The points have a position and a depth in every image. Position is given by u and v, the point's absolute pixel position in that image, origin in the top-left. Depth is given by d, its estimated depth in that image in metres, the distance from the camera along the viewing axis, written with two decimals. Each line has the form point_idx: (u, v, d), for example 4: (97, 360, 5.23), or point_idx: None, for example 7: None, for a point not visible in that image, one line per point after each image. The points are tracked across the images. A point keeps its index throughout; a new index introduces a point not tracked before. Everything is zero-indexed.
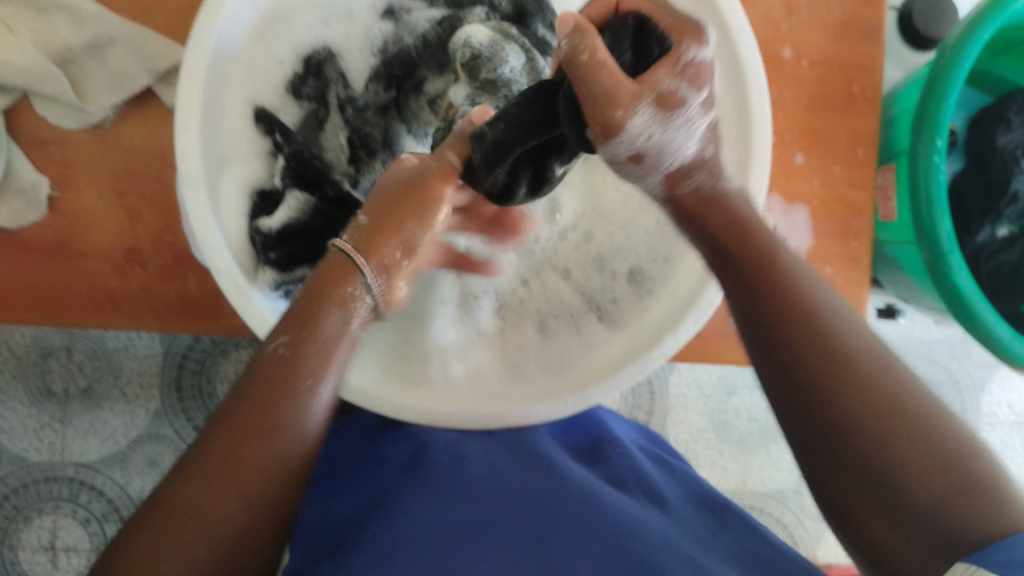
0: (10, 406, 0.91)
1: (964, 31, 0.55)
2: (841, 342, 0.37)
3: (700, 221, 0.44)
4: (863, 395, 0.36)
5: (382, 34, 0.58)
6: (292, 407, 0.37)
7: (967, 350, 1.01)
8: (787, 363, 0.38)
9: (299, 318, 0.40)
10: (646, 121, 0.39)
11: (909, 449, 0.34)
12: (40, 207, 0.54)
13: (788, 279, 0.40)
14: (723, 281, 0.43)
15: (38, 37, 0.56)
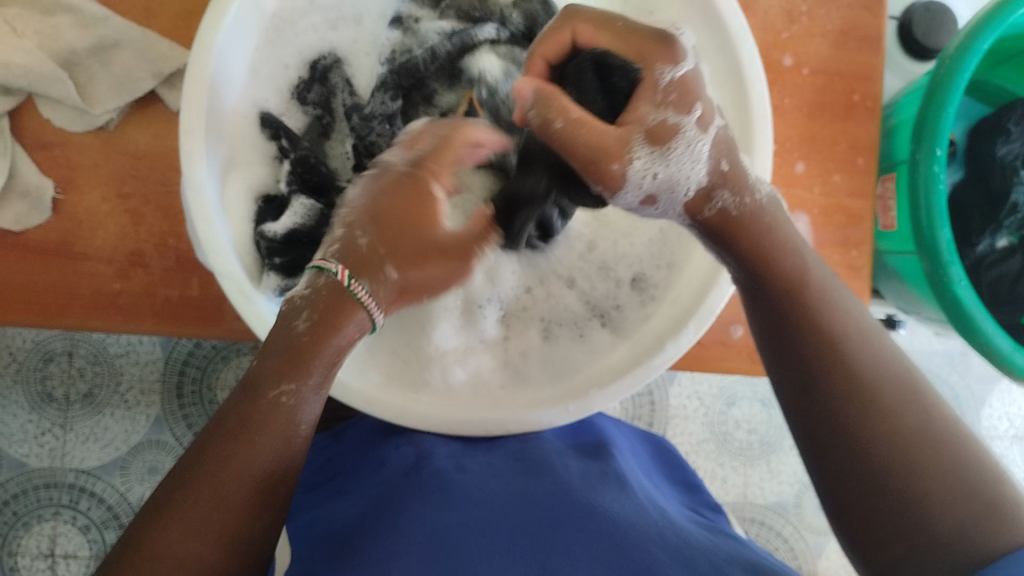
0: (11, 412, 0.91)
1: (964, 41, 0.55)
2: (867, 377, 0.40)
3: (725, 237, 0.41)
4: (889, 423, 0.38)
5: (389, 44, 0.57)
6: (269, 426, 0.39)
7: (967, 362, 1.01)
8: (818, 397, 0.40)
9: (290, 361, 0.40)
10: (646, 161, 0.39)
11: (936, 480, 0.37)
12: (44, 210, 0.54)
13: (816, 310, 0.41)
14: (748, 308, 0.44)
15: (43, 38, 0.56)
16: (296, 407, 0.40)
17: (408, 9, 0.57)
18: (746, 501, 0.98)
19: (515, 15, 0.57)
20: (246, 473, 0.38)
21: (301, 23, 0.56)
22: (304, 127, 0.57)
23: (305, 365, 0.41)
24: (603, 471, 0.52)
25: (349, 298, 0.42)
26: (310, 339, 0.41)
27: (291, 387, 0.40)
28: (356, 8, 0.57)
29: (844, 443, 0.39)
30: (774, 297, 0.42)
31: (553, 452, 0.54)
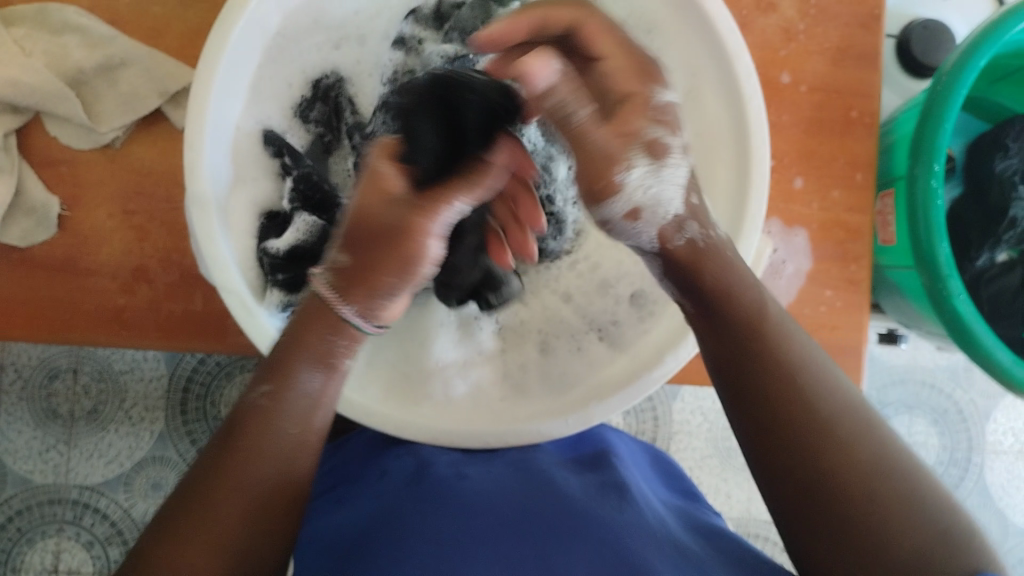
0: (17, 428, 0.92)
1: (959, 58, 0.56)
2: (816, 396, 0.39)
3: (691, 271, 0.43)
4: (848, 451, 0.38)
5: (392, 65, 0.57)
6: (266, 430, 0.39)
7: (971, 378, 1.01)
8: (765, 415, 0.40)
9: (275, 364, 0.41)
10: (644, 173, 0.41)
11: (888, 506, 0.36)
12: (50, 226, 0.55)
13: (768, 334, 0.41)
14: (705, 340, 0.44)
15: (51, 59, 0.57)
16: (279, 409, 0.40)
17: (411, 29, 0.58)
18: (750, 517, 0.99)
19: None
20: (241, 480, 0.38)
21: (304, 43, 0.56)
22: (307, 144, 0.57)
23: (289, 369, 0.41)
24: (604, 482, 0.52)
25: (336, 318, 0.41)
26: (294, 343, 0.41)
27: (270, 387, 0.40)
28: (359, 29, 0.58)
29: (789, 461, 0.39)
30: (732, 320, 0.42)
31: (548, 464, 0.54)
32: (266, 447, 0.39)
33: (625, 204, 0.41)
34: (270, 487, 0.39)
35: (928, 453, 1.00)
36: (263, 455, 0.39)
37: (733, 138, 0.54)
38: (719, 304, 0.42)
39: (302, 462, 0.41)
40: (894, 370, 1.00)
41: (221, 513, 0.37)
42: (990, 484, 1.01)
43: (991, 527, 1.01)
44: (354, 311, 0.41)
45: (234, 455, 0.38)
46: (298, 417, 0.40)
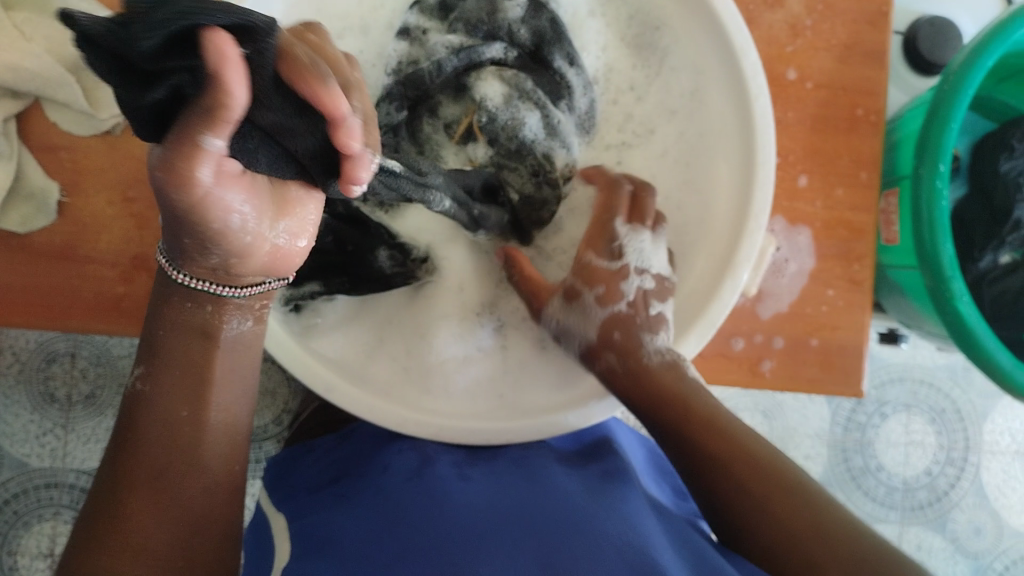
0: (14, 412, 0.92)
1: (967, 58, 0.56)
2: (742, 438, 0.47)
3: (629, 369, 0.49)
4: (777, 486, 0.44)
5: (397, 55, 0.55)
6: (159, 412, 0.39)
7: (970, 378, 1.00)
8: (723, 484, 0.45)
9: (149, 347, 0.40)
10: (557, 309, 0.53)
11: (807, 502, 0.43)
12: (49, 212, 0.55)
13: (706, 412, 0.48)
14: (660, 433, 0.49)
15: (51, 43, 0.56)
16: (154, 392, 0.40)
17: (416, 19, 0.55)
18: None
19: (523, 32, 0.55)
20: (151, 467, 0.39)
21: None
22: None
23: (157, 350, 0.40)
24: (607, 472, 0.53)
25: (204, 293, 0.39)
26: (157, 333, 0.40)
27: (146, 373, 0.40)
28: (364, 19, 0.57)
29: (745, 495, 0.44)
30: (669, 408, 0.48)
31: (549, 459, 0.54)
32: (161, 437, 0.39)
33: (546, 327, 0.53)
34: (177, 476, 0.39)
35: (924, 451, 1.00)
36: (162, 445, 0.39)
37: (738, 135, 0.54)
38: (652, 401, 0.48)
39: (212, 447, 0.41)
40: (893, 367, 1.00)
41: (134, 518, 0.37)
42: (986, 485, 1.01)
43: (986, 527, 1.00)
44: (198, 281, 0.38)
45: (138, 451, 0.39)
46: (186, 399, 0.40)
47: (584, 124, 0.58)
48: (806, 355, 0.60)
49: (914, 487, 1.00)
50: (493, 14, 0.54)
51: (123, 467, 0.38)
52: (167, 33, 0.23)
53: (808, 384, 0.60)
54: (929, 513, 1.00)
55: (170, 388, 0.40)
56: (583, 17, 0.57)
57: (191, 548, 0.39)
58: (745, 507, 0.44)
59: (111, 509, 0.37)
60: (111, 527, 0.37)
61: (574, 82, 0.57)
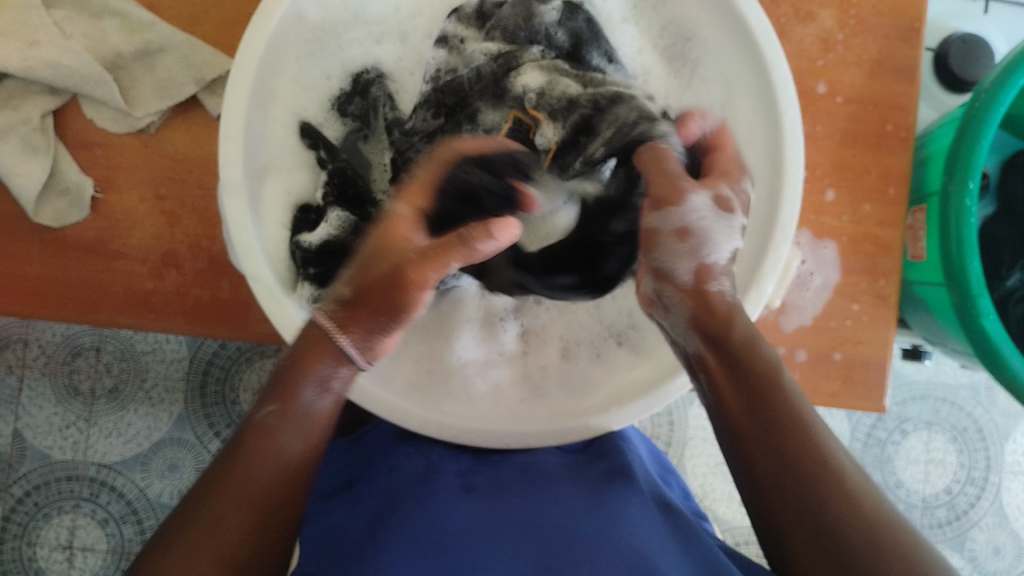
0: (38, 403, 0.93)
1: (999, 75, 0.55)
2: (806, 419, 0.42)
3: (712, 325, 0.45)
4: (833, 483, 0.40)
5: (435, 62, 0.56)
6: (280, 445, 0.40)
7: (993, 397, 1.00)
8: (766, 476, 0.41)
9: (283, 386, 0.41)
10: (704, 205, 0.46)
11: (863, 514, 0.39)
12: (82, 207, 0.55)
13: (777, 387, 0.43)
14: (723, 395, 0.44)
15: (90, 42, 0.57)
16: (281, 429, 0.40)
17: (454, 27, 0.56)
18: None
19: (560, 35, 0.55)
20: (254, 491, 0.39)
21: (346, 34, 0.56)
22: (341, 138, 0.56)
23: (293, 392, 0.41)
24: (609, 470, 0.53)
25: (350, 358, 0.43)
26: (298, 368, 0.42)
27: (277, 407, 0.41)
28: (401, 26, 0.58)
29: (789, 491, 0.40)
30: (754, 375, 0.43)
31: (556, 466, 0.54)
32: (272, 464, 0.40)
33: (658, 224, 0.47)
34: (273, 505, 0.39)
35: (945, 469, 0.99)
36: (265, 475, 0.40)
37: (766, 146, 0.54)
38: (735, 366, 0.44)
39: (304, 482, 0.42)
40: (915, 386, 0.99)
41: (223, 535, 0.38)
42: (1007, 506, 1.00)
43: (1004, 548, 0.99)
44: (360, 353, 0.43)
45: (239, 473, 0.39)
46: (301, 437, 0.41)
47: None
48: (829, 369, 0.60)
49: (933, 505, 0.99)
50: (530, 19, 0.54)
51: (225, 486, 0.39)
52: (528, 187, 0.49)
53: (831, 399, 0.60)
54: (947, 532, 0.99)
55: (288, 422, 0.41)
56: (616, 23, 0.59)
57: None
58: (782, 503, 0.41)
59: (189, 525, 0.38)
60: (199, 539, 0.37)
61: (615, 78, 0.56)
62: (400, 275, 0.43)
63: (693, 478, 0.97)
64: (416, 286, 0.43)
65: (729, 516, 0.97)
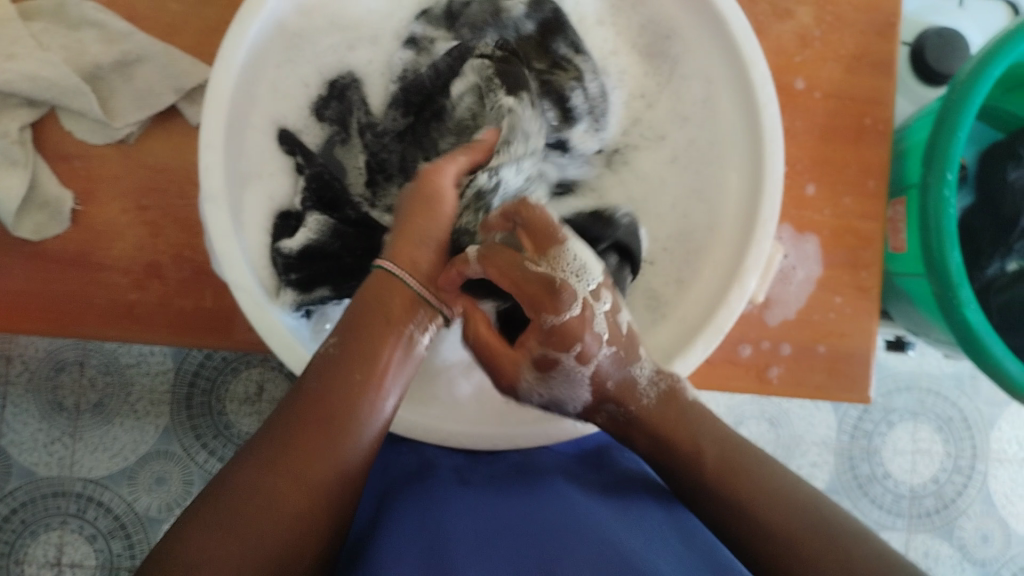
0: (22, 420, 0.92)
1: (975, 67, 0.56)
2: (759, 486, 0.42)
3: (628, 423, 0.46)
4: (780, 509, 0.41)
5: (403, 63, 0.56)
6: (355, 376, 0.43)
7: (977, 386, 1.01)
8: (723, 508, 0.42)
9: (353, 319, 0.45)
10: (530, 381, 0.46)
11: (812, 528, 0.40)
12: (62, 220, 0.55)
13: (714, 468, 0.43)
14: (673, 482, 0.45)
15: (68, 53, 0.57)
16: (346, 354, 0.44)
17: (423, 29, 0.57)
18: None
19: (529, 25, 0.55)
20: (326, 413, 0.41)
21: (320, 40, 0.56)
22: (320, 143, 0.56)
23: (358, 322, 0.44)
24: (612, 478, 0.53)
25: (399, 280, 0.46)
26: (370, 301, 0.45)
27: (339, 340, 0.44)
28: (373, 29, 0.57)
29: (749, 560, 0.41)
30: (681, 448, 0.44)
31: (553, 464, 0.55)
32: (339, 390, 0.42)
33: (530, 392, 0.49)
34: (341, 432, 0.41)
35: (931, 459, 1.00)
36: (336, 396, 0.42)
37: (747, 143, 0.54)
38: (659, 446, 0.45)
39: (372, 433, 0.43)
40: (900, 376, 1.00)
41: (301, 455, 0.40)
42: (993, 493, 1.01)
43: (992, 535, 1.00)
44: (394, 264, 0.47)
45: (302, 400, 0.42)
46: (364, 363, 0.43)
47: (599, 110, 0.57)
48: (815, 362, 0.60)
49: (921, 494, 1.00)
50: (498, 15, 0.55)
51: (297, 427, 0.41)
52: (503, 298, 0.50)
53: (817, 392, 0.60)
54: (936, 521, 1.00)
55: (356, 359, 0.43)
56: (589, 25, 0.58)
57: (334, 502, 0.40)
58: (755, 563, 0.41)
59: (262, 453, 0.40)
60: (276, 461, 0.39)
61: (583, 68, 0.56)
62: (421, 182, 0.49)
63: None
64: (433, 192, 0.48)
65: None
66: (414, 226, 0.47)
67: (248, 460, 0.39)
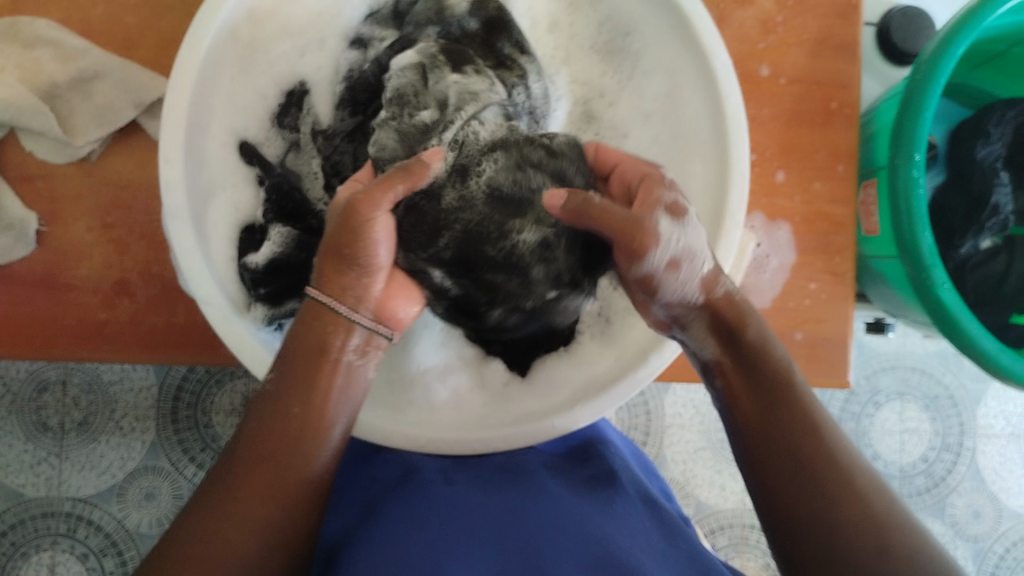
0: (7, 442, 0.91)
1: (938, 46, 0.56)
2: (828, 429, 0.42)
3: (729, 333, 0.44)
4: (841, 478, 0.39)
5: (348, 63, 0.55)
6: (293, 410, 0.42)
7: (961, 362, 1.01)
8: (776, 457, 0.41)
9: (284, 359, 0.44)
10: (668, 227, 0.44)
11: (864, 505, 0.38)
12: (28, 241, 0.55)
13: (799, 390, 0.43)
14: (734, 394, 0.44)
15: (24, 73, 0.56)
16: (279, 390, 0.43)
17: (370, 30, 0.56)
18: (746, 507, 0.97)
19: (473, 23, 0.54)
20: (261, 454, 0.41)
21: (274, 50, 0.56)
22: (279, 155, 0.55)
23: (291, 359, 0.44)
24: (594, 475, 0.54)
25: (329, 309, 0.45)
26: (303, 332, 0.44)
27: (275, 375, 0.44)
28: (321, 31, 0.57)
29: (792, 482, 0.40)
30: (766, 370, 0.43)
31: (538, 466, 0.55)
32: (271, 427, 0.42)
33: (646, 270, 0.44)
34: (278, 468, 0.41)
35: (920, 438, 1.00)
36: (273, 433, 0.42)
37: (712, 134, 0.54)
38: (748, 364, 0.44)
39: (320, 462, 0.42)
40: (883, 356, 1.00)
41: (240, 496, 0.40)
42: (983, 469, 1.01)
43: (984, 511, 1.00)
44: (326, 295, 0.45)
45: (241, 445, 0.42)
46: (298, 396, 0.43)
47: (540, 111, 0.56)
48: (792, 349, 0.60)
49: (911, 474, 1.00)
50: (442, 12, 0.54)
51: (244, 465, 0.41)
52: (488, 249, 0.47)
53: None
54: (927, 500, 1.00)
55: (295, 392, 0.43)
56: (541, 31, 0.59)
57: (284, 537, 0.40)
58: (797, 507, 0.39)
59: (207, 500, 0.40)
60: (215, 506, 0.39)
61: (528, 68, 0.55)
62: (349, 214, 0.45)
63: (674, 465, 0.97)
64: (366, 225, 0.44)
65: (712, 501, 0.97)
66: (337, 266, 0.45)
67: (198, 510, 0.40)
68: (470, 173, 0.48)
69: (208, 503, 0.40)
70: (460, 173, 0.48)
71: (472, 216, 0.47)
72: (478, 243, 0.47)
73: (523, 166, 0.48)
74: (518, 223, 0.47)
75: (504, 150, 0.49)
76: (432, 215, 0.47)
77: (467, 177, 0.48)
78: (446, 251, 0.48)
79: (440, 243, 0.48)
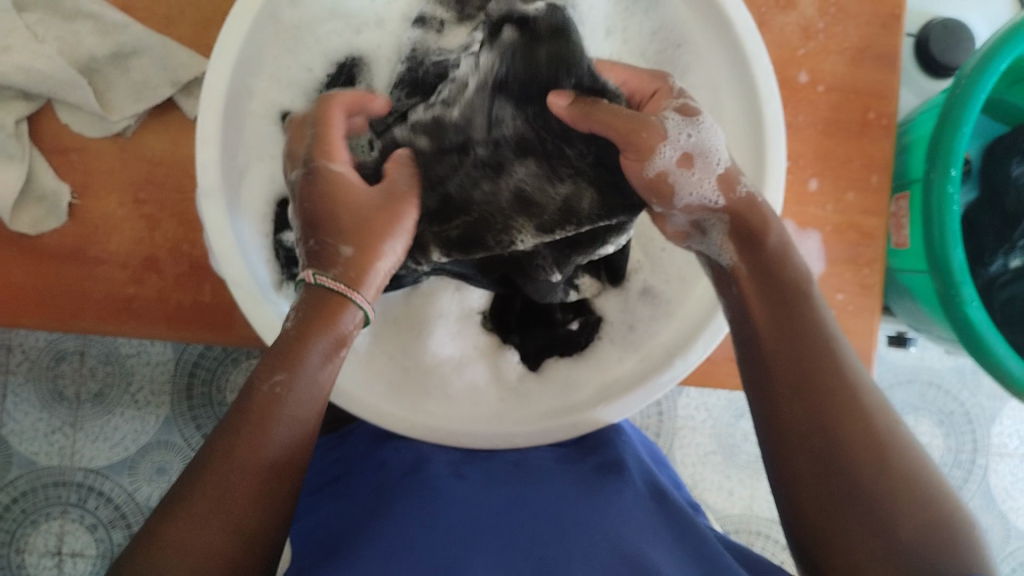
0: (23, 409, 0.92)
1: (978, 62, 0.55)
2: (849, 367, 0.42)
3: (750, 240, 0.44)
4: (862, 428, 0.40)
5: (412, 41, 0.54)
6: (288, 412, 0.40)
7: (979, 380, 1.00)
8: (794, 410, 0.42)
9: (286, 352, 0.41)
10: (677, 121, 0.45)
11: (881, 461, 0.40)
12: (60, 214, 0.55)
13: (819, 313, 0.43)
14: (754, 312, 0.44)
15: (63, 45, 0.57)
16: (290, 395, 0.41)
17: (432, 9, 0.54)
18: (752, 513, 0.97)
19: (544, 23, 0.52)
20: (256, 460, 0.39)
21: (321, 28, 0.55)
22: None
23: (300, 358, 0.41)
24: (603, 462, 0.54)
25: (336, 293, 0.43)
26: (316, 321, 0.42)
27: (286, 378, 0.41)
28: (377, 14, 0.56)
29: (806, 415, 0.41)
30: (789, 293, 0.44)
31: (546, 459, 0.55)
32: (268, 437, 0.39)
33: (658, 167, 0.43)
34: (275, 476, 0.39)
35: (932, 453, 1.00)
36: (269, 440, 0.39)
37: (750, 138, 0.54)
38: (766, 277, 0.44)
39: (300, 452, 0.41)
40: (901, 369, 1.00)
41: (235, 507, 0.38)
42: (993, 487, 1.00)
43: (992, 530, 1.00)
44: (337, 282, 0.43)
45: (236, 447, 0.39)
46: (301, 404, 0.41)
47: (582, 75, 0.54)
48: None
49: None
50: None
51: (237, 471, 0.38)
52: (494, 240, 0.46)
53: None
54: None
55: (300, 399, 0.41)
56: (599, 38, 0.58)
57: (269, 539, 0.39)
58: (806, 466, 0.41)
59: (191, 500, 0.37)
60: (205, 507, 0.37)
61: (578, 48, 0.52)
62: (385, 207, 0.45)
63: (683, 467, 0.97)
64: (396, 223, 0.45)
65: (719, 505, 0.97)
66: (360, 251, 0.44)
67: (190, 517, 0.37)
68: (503, 169, 0.46)
69: (193, 513, 0.37)
70: (493, 165, 0.46)
71: (492, 207, 0.46)
72: (486, 231, 0.46)
73: (552, 176, 0.45)
74: (527, 226, 0.46)
75: (536, 156, 0.45)
76: (458, 201, 0.47)
77: (501, 175, 0.46)
78: (456, 235, 0.47)
79: (453, 224, 0.47)
